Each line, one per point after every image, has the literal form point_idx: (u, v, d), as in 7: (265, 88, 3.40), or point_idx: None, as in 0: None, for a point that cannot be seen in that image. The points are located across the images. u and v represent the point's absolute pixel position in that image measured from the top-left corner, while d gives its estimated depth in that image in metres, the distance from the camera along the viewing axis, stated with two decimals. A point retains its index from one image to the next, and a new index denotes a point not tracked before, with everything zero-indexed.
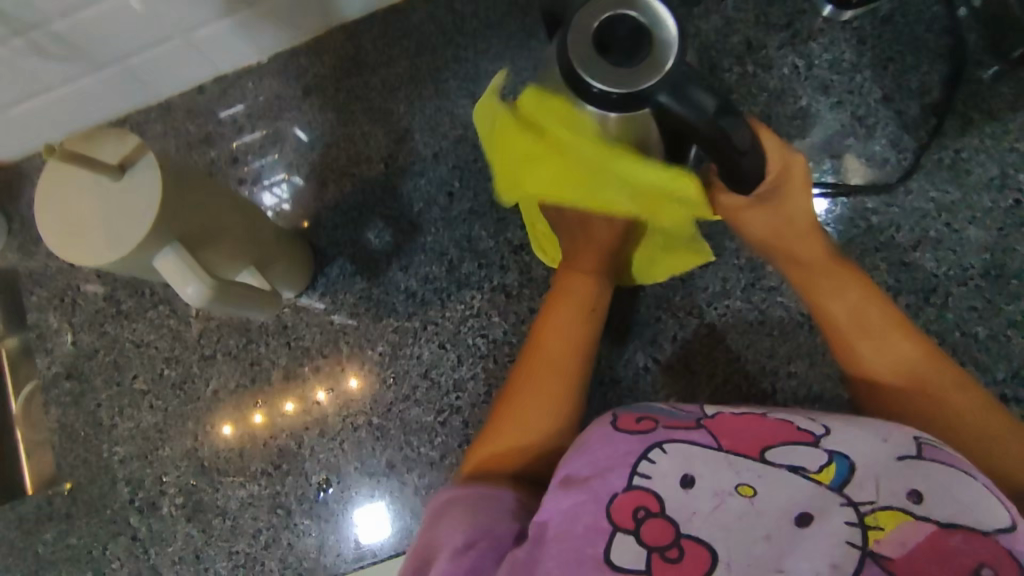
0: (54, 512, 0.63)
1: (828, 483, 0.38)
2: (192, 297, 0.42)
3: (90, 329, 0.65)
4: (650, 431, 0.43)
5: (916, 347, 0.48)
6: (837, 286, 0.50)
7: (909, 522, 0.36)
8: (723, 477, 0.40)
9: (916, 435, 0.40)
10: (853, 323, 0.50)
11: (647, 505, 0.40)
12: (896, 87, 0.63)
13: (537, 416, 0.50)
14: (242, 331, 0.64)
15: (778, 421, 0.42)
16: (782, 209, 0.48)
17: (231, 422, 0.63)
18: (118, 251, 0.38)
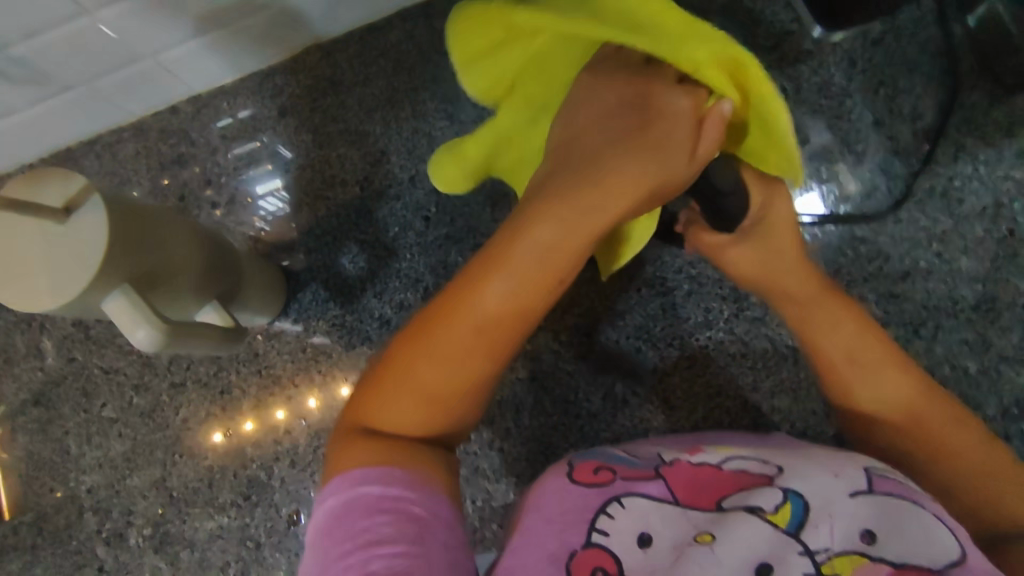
0: (19, 542, 0.62)
1: (785, 526, 0.36)
2: (142, 342, 0.41)
3: (59, 355, 0.64)
4: (607, 484, 0.40)
5: (914, 385, 0.42)
6: (828, 317, 0.44)
7: (864, 564, 0.35)
8: (679, 529, 0.38)
9: (866, 468, 0.39)
10: (844, 356, 0.44)
11: (604, 566, 0.37)
12: (887, 112, 0.61)
13: (435, 388, 0.36)
14: (213, 358, 0.63)
15: (733, 469, 0.40)
16: (765, 242, 0.44)
17: (221, 430, 0.62)
18: (63, 297, 0.37)
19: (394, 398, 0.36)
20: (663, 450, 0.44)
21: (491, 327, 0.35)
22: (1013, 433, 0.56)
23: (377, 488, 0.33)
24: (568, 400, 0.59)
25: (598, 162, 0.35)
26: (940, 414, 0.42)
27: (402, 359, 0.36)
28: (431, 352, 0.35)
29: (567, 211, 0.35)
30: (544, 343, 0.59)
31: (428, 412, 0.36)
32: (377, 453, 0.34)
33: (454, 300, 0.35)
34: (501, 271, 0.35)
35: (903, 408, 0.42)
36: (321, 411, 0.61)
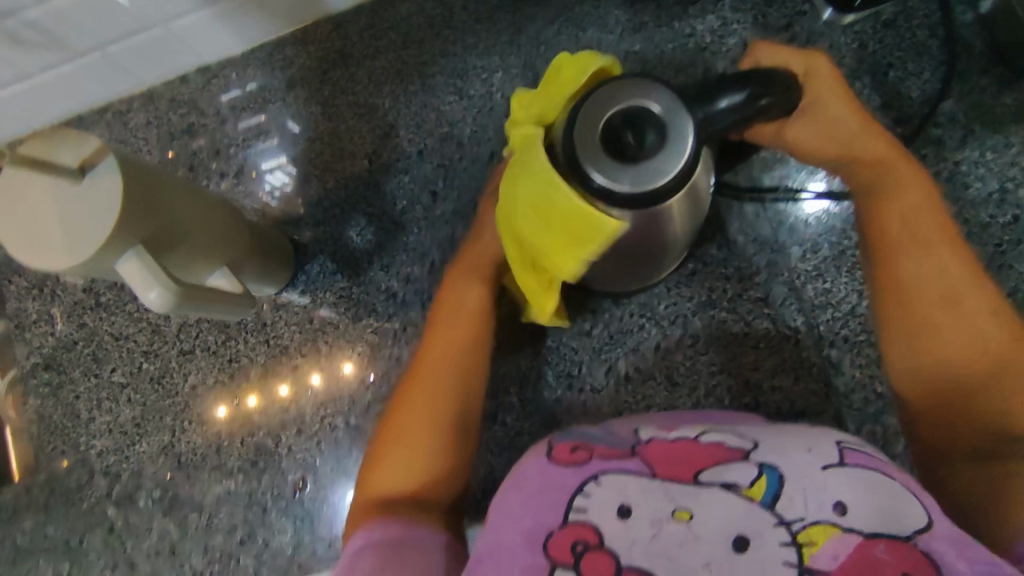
0: (32, 502, 0.63)
1: (760, 499, 0.35)
2: (155, 303, 0.41)
3: (70, 320, 0.65)
4: (584, 462, 0.39)
5: (963, 270, 0.43)
6: (894, 190, 0.46)
7: (838, 535, 0.33)
8: (657, 503, 0.36)
9: (839, 443, 0.38)
10: (899, 226, 0.45)
11: (585, 540, 0.36)
12: (896, 95, 0.61)
13: (412, 437, 0.46)
14: (221, 327, 0.64)
15: (710, 444, 0.39)
16: (819, 117, 0.48)
17: (226, 405, 0.63)
18: (79, 257, 0.38)
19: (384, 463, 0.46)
20: (640, 428, 0.43)
21: (442, 366, 0.49)
22: None
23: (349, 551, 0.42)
24: (571, 373, 0.60)
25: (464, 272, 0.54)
26: (981, 298, 0.43)
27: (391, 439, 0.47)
28: (411, 406, 0.48)
29: (474, 280, 0.53)
30: None
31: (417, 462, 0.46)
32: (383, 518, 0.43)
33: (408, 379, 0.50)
34: (443, 327, 0.51)
35: (948, 292, 0.43)
36: (324, 387, 0.62)
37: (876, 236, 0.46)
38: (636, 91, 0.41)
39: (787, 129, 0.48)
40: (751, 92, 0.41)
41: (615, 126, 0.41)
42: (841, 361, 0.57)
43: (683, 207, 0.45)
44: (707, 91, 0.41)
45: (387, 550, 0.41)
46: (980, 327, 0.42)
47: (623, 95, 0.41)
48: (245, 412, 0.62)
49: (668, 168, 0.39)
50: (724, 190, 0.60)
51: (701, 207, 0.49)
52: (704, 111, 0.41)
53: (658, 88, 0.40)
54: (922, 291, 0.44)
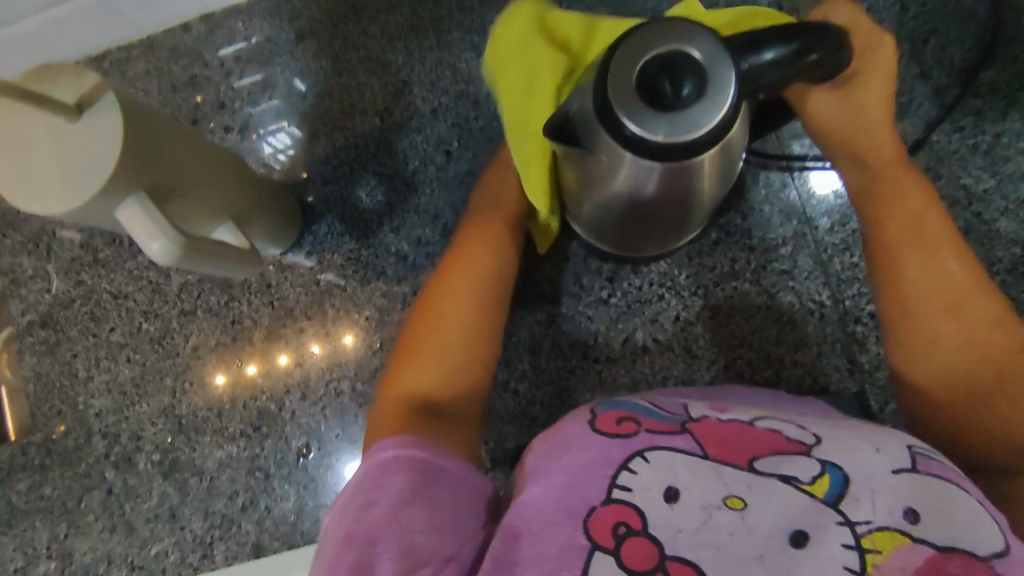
0: (28, 462, 0.61)
1: (822, 497, 0.33)
2: (158, 254, 0.39)
3: (67, 277, 0.63)
4: (631, 435, 0.37)
5: (967, 272, 0.41)
6: (899, 188, 0.44)
7: (907, 544, 0.31)
8: (710, 488, 0.34)
9: (909, 446, 0.36)
10: (905, 228, 0.43)
11: (628, 521, 0.34)
12: (936, 63, 0.58)
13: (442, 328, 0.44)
14: (224, 287, 0.62)
15: (766, 430, 0.37)
16: (853, 97, 0.44)
17: (224, 372, 0.61)
18: (76, 201, 0.36)
19: (411, 370, 0.44)
20: (691, 407, 0.40)
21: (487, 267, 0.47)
22: None
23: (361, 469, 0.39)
24: (587, 343, 0.57)
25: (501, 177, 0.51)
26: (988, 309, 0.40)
27: (412, 347, 0.44)
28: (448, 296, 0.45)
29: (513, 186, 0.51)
30: (567, 285, 0.58)
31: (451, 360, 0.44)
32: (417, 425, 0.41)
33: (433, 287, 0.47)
34: (488, 226, 0.49)
35: (953, 294, 0.41)
36: (324, 358, 0.60)
37: (877, 238, 0.44)
38: (675, 34, 0.38)
39: (814, 97, 0.44)
40: (799, 45, 0.38)
41: (652, 72, 0.38)
42: (868, 338, 0.55)
43: (714, 166, 0.42)
44: (754, 40, 0.38)
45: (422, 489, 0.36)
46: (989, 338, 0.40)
47: (663, 37, 0.38)
48: (246, 379, 0.60)
49: (703, 119, 0.37)
50: (751, 157, 0.58)
51: (729, 170, 0.45)
52: (753, 63, 0.38)
53: (701, 33, 0.38)
54: (932, 294, 0.41)
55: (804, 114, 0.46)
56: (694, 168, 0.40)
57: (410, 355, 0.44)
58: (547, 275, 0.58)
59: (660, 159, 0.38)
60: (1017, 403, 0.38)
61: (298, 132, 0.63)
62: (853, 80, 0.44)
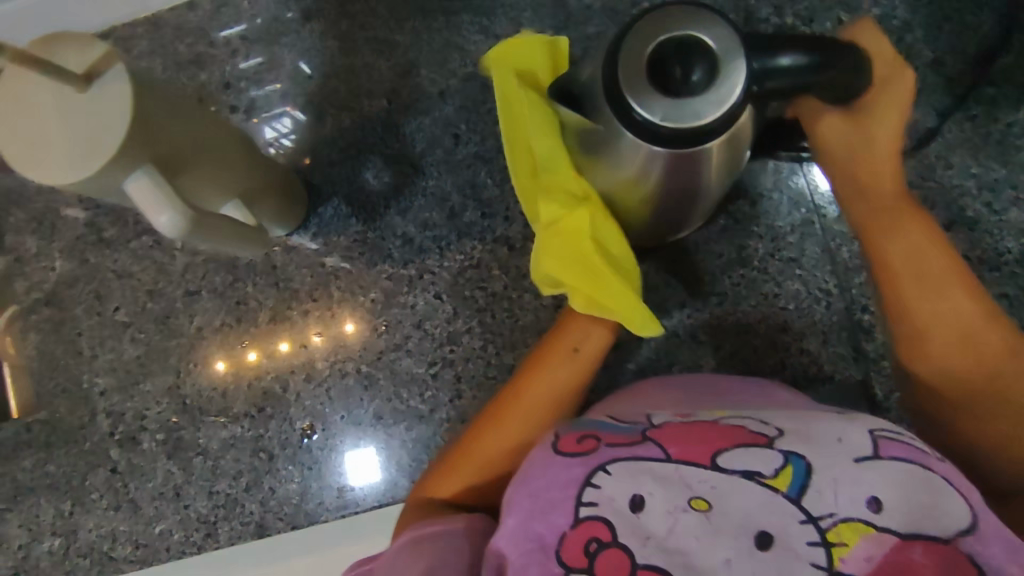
0: (33, 440, 0.61)
1: (785, 491, 0.33)
2: (166, 227, 0.39)
3: (71, 256, 0.63)
4: (593, 451, 0.36)
5: (980, 306, 0.40)
6: (900, 223, 0.43)
7: (870, 535, 0.31)
8: (674, 492, 0.34)
9: (871, 430, 0.35)
10: (909, 263, 0.41)
11: (598, 536, 0.33)
12: (949, 50, 0.57)
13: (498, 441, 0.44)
14: (230, 268, 0.61)
15: (728, 426, 0.36)
16: (863, 123, 0.43)
17: (225, 359, 0.61)
18: (83, 171, 0.35)
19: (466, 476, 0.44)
20: (653, 415, 0.40)
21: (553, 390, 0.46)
22: None
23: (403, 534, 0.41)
24: None
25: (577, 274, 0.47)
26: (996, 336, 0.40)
27: (466, 453, 0.45)
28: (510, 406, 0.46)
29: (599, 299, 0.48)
30: None
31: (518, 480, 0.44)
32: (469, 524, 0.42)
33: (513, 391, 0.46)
34: (567, 338, 0.48)
35: (966, 332, 0.40)
36: (324, 346, 0.60)
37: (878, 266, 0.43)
38: (692, 20, 0.37)
39: (822, 118, 0.44)
40: (816, 57, 0.37)
41: (664, 56, 0.37)
42: (873, 327, 0.55)
43: (722, 155, 0.42)
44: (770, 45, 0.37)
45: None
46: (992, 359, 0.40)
47: (677, 21, 0.37)
48: (244, 365, 0.60)
49: (705, 113, 0.37)
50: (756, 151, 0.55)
51: (738, 162, 0.45)
52: (773, 70, 0.37)
53: (717, 24, 0.37)
54: (944, 326, 0.40)
55: (813, 135, 0.45)
56: (705, 155, 0.40)
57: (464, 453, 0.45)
58: None
59: (667, 145, 0.39)
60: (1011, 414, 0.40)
61: (303, 116, 0.62)
62: (866, 106, 0.43)
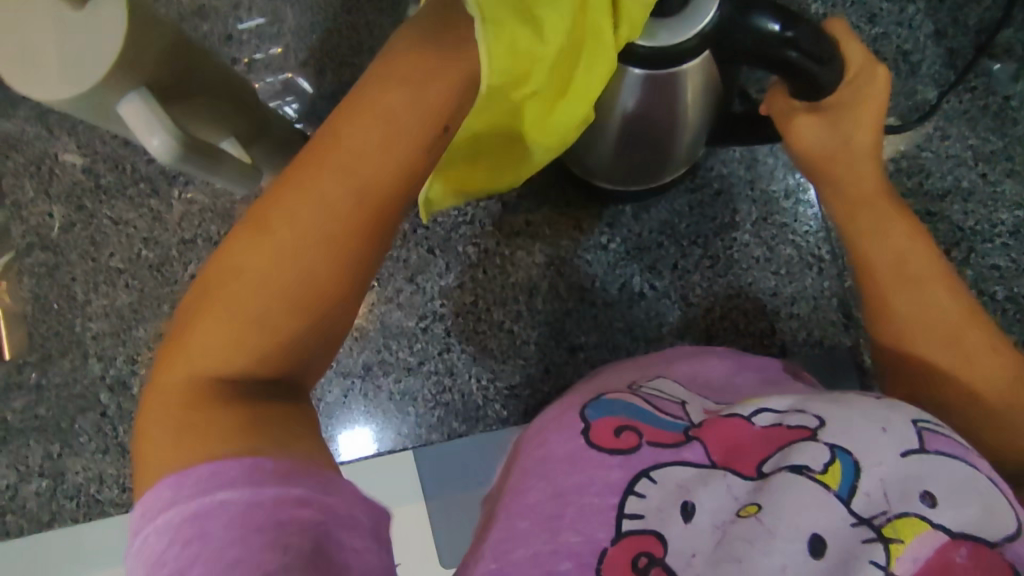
0: (23, 381, 0.62)
1: (836, 488, 0.32)
2: (158, 150, 0.39)
3: (68, 201, 0.63)
4: (632, 450, 0.36)
5: (961, 306, 0.41)
6: (878, 222, 0.43)
7: (927, 532, 0.31)
8: (721, 501, 0.34)
9: (916, 422, 0.34)
10: (890, 267, 0.42)
11: (648, 551, 0.34)
12: (951, 22, 0.57)
13: (251, 298, 0.32)
14: (226, 219, 0.62)
15: (768, 425, 0.36)
16: (839, 124, 0.42)
17: None
18: (78, 89, 0.36)
19: (195, 347, 0.32)
20: (690, 406, 0.40)
21: (322, 225, 0.32)
22: None
23: (163, 520, 0.29)
24: (585, 287, 0.57)
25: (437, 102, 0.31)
26: (980, 342, 0.40)
27: (204, 305, 0.33)
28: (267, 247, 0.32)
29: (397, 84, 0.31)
30: (567, 231, 0.58)
31: (248, 346, 0.32)
32: (193, 444, 0.31)
33: (241, 232, 0.32)
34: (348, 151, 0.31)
35: (946, 332, 0.40)
36: None
37: (864, 274, 0.43)
38: None
39: (796, 119, 0.43)
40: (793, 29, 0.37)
41: None
42: None
43: (699, 84, 0.45)
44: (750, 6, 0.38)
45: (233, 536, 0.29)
46: (976, 363, 0.39)
47: None
48: None
49: (663, 38, 0.40)
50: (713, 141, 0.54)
51: (716, 87, 0.47)
52: (756, 36, 0.38)
53: None
54: (931, 333, 0.40)
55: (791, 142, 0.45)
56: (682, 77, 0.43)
57: (205, 315, 0.32)
58: (548, 218, 0.58)
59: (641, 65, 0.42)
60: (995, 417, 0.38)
61: (309, 86, 0.62)
62: (836, 107, 0.42)
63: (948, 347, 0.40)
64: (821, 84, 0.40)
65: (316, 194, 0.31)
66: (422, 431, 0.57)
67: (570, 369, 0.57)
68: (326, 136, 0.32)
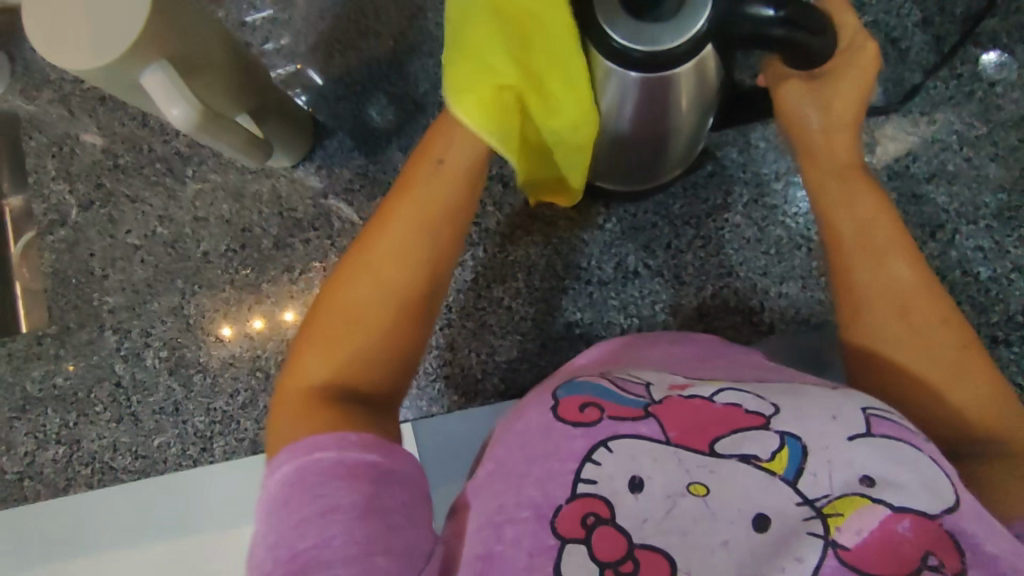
0: (43, 351, 0.64)
1: (781, 473, 0.34)
2: (178, 120, 0.41)
3: (87, 179, 0.66)
4: (595, 423, 0.36)
5: (916, 275, 0.42)
6: (849, 184, 0.45)
7: (866, 507, 0.32)
8: (672, 475, 0.34)
9: (865, 408, 0.36)
10: (856, 234, 0.44)
11: (596, 510, 0.34)
12: (936, 11, 0.59)
13: (355, 308, 0.40)
14: (237, 197, 0.64)
15: (725, 406, 0.36)
16: (823, 91, 0.45)
17: (231, 325, 0.63)
18: (106, 59, 0.38)
19: (309, 358, 0.39)
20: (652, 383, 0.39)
21: (407, 245, 0.41)
22: (1014, 340, 0.55)
23: (273, 484, 0.34)
24: (580, 266, 0.60)
25: (444, 132, 0.43)
26: (932, 310, 0.41)
27: (317, 322, 0.40)
28: (366, 269, 0.40)
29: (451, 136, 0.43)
30: (564, 211, 0.60)
31: (341, 366, 0.39)
32: (306, 425, 0.36)
33: (334, 280, 0.41)
34: (422, 186, 0.42)
35: (902, 299, 0.42)
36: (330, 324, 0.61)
37: (833, 244, 0.45)
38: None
39: (789, 84, 0.46)
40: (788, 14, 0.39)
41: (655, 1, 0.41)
42: None
43: (691, 85, 0.44)
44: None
45: (317, 489, 0.33)
46: (929, 331, 0.41)
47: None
48: (249, 333, 0.63)
49: (660, 41, 0.40)
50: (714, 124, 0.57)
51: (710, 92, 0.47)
52: (751, 20, 0.39)
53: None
54: (880, 295, 0.42)
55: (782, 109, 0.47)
56: (673, 79, 0.42)
57: (317, 332, 0.40)
58: None
59: (639, 70, 0.41)
60: (948, 380, 0.40)
61: (318, 78, 0.65)
62: (827, 75, 0.45)
63: (902, 314, 0.41)
64: (817, 55, 0.42)
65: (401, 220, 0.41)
66: (425, 403, 0.59)
67: (566, 344, 0.59)
68: (391, 199, 0.42)
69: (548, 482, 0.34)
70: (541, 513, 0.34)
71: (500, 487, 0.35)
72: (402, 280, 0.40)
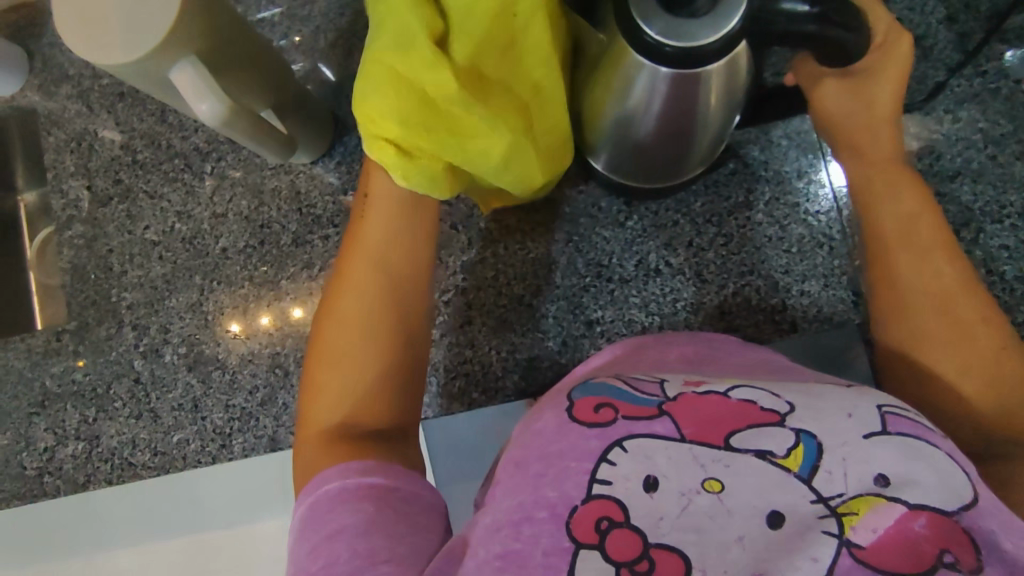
0: (62, 347, 0.64)
1: (796, 470, 0.33)
2: (207, 115, 0.41)
3: (105, 175, 0.66)
4: (609, 423, 0.35)
5: (958, 274, 0.42)
6: (892, 183, 0.45)
7: (881, 505, 0.32)
8: (688, 473, 0.34)
9: (880, 406, 0.35)
10: (898, 231, 0.43)
11: (611, 515, 0.33)
12: (962, 8, 0.59)
13: (338, 349, 0.43)
14: (255, 193, 0.64)
15: (739, 402, 0.36)
16: (861, 89, 0.45)
17: (240, 322, 0.63)
18: (138, 51, 0.38)
19: (311, 404, 0.42)
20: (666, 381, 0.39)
21: (370, 281, 0.44)
22: None
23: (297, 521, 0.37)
24: (602, 263, 0.59)
25: (366, 173, 0.46)
26: (975, 312, 0.41)
27: (313, 371, 0.43)
28: (342, 312, 0.43)
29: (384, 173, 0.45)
30: (584, 208, 0.60)
31: (336, 403, 0.42)
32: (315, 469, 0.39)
33: (316, 329, 0.44)
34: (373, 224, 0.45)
35: (944, 297, 0.41)
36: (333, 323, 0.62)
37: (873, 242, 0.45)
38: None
39: (824, 83, 0.46)
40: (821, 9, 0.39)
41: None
42: None
43: (719, 84, 0.44)
44: None
45: (329, 518, 0.36)
46: (971, 331, 0.40)
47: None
48: (257, 330, 0.63)
49: (692, 37, 0.38)
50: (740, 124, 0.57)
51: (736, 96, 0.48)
52: (785, 15, 0.39)
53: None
54: (922, 291, 0.42)
55: (814, 107, 0.48)
56: (704, 77, 0.42)
57: (313, 380, 0.43)
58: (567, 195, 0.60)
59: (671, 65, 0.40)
60: (991, 381, 0.39)
61: (337, 74, 0.65)
62: (864, 72, 0.45)
63: (944, 312, 0.41)
64: (850, 52, 0.41)
65: (360, 261, 0.44)
66: (442, 401, 0.59)
67: (587, 342, 0.58)
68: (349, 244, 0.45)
69: (564, 481, 0.34)
70: (558, 513, 0.33)
71: (523, 484, 0.35)
72: (376, 313, 0.43)
